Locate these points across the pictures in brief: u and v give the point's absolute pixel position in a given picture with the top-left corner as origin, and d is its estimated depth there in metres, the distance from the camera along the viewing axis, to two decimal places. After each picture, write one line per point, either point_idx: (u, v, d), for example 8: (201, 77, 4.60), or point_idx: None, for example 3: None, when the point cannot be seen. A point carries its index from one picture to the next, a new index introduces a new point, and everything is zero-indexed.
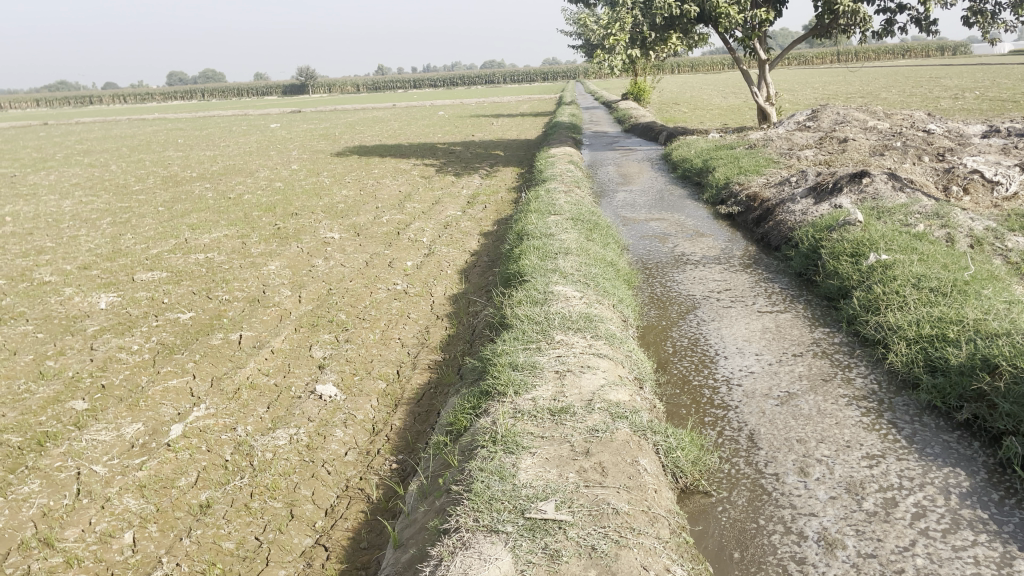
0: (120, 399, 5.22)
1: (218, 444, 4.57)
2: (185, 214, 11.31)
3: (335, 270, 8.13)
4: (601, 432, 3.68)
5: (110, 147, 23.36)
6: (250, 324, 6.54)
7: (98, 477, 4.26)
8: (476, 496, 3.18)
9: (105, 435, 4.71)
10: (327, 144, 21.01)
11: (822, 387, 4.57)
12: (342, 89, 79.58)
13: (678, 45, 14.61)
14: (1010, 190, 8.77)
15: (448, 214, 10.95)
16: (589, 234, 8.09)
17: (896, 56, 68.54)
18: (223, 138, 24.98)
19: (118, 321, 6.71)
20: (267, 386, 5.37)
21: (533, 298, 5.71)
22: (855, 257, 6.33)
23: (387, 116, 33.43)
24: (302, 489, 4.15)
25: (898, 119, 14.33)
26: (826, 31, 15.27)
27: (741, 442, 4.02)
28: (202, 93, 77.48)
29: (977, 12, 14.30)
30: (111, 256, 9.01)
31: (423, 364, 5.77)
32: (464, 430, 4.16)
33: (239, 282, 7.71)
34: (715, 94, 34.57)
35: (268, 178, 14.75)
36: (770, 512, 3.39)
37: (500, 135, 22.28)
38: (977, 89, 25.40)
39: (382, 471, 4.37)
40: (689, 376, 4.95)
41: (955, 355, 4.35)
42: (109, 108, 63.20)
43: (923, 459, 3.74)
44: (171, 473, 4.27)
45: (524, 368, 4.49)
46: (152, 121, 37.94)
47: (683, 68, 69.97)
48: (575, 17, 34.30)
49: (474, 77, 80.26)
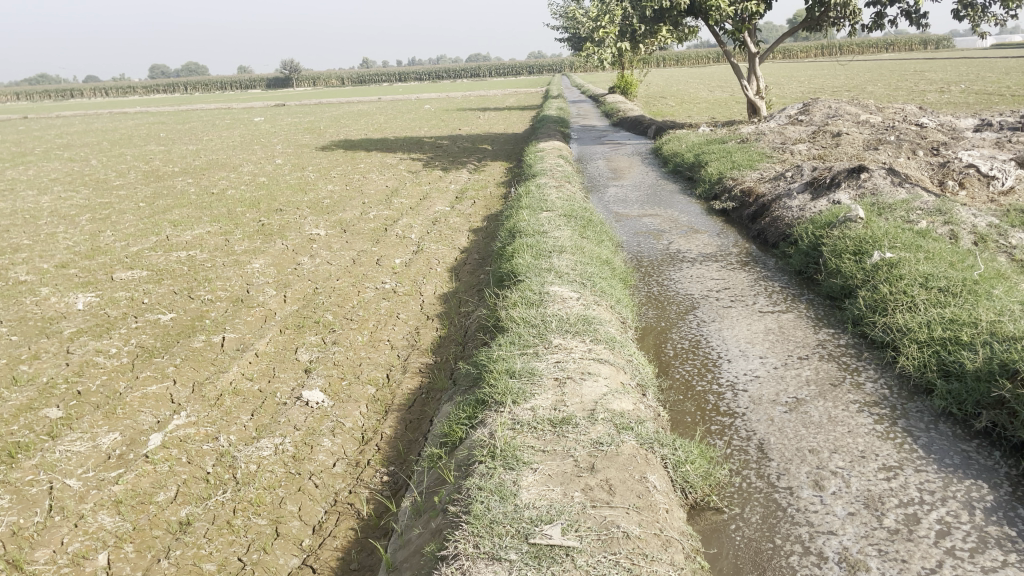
0: (97, 406, 4.97)
1: (199, 455, 4.34)
2: (166, 210, 11.01)
3: (321, 268, 7.88)
4: (606, 445, 3.48)
5: (90, 141, 22.94)
6: (233, 325, 6.30)
7: (72, 492, 4.01)
8: (475, 518, 2.96)
9: (80, 446, 4.46)
10: (312, 138, 20.79)
11: (831, 393, 4.39)
12: (327, 83, 78.87)
13: (668, 37, 14.37)
14: (1006, 185, 8.65)
15: (437, 210, 10.72)
16: (583, 231, 7.89)
17: (881, 50, 68.81)
18: (206, 131, 24.66)
19: (97, 323, 6.44)
20: (251, 392, 5.13)
21: (528, 299, 5.49)
22: (859, 256, 6.15)
23: (372, 110, 33.02)
24: (288, 504, 3.92)
25: (890, 113, 14.20)
26: (816, 23, 15.08)
27: (751, 452, 3.83)
28: (185, 88, 76.58)
29: (968, 5, 14.16)
30: (90, 254, 8.71)
31: (413, 367, 5.55)
32: (459, 441, 3.95)
33: (222, 281, 7.46)
34: (703, 87, 34.36)
35: (252, 172, 14.45)
36: (786, 531, 3.20)
37: (486, 129, 22.01)
38: (964, 83, 25.45)
39: (373, 484, 4.15)
40: (691, 380, 4.77)
41: (970, 360, 4.18)
42: (88, 103, 62.26)
43: (943, 470, 3.56)
44: (150, 488, 4.04)
45: (522, 374, 4.28)
46: (132, 115, 37.19)
47: (668, 62, 70.12)
48: (563, 9, 33.96)
49: (460, 69, 79.69)
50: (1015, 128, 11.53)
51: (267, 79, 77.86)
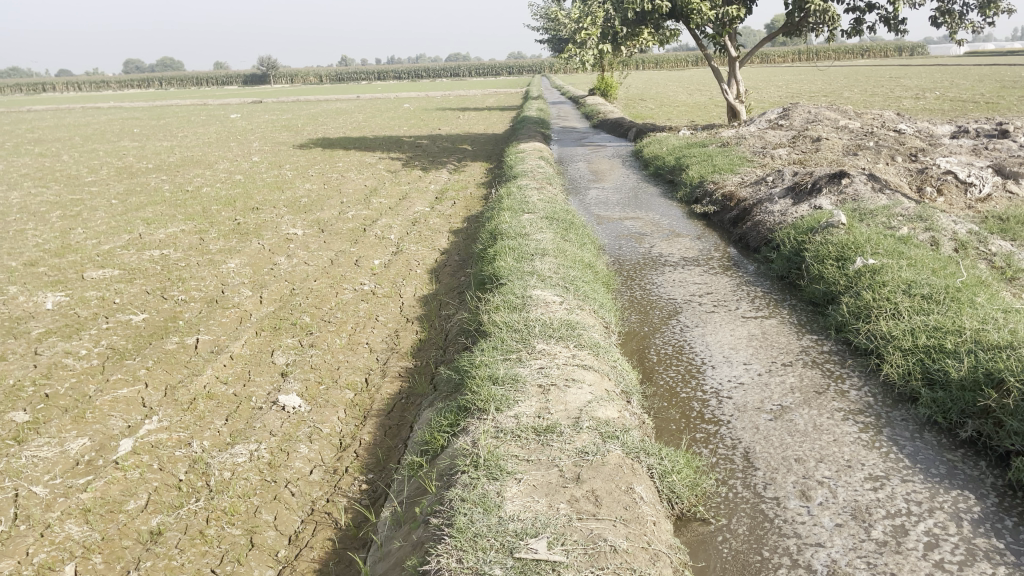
0: (65, 410, 4.81)
1: (171, 462, 4.21)
2: (139, 208, 10.76)
3: (298, 269, 7.74)
4: (592, 455, 3.42)
5: (62, 136, 22.56)
6: (208, 326, 6.15)
7: (38, 500, 3.86)
8: (458, 532, 2.87)
9: (47, 452, 4.31)
10: (289, 136, 20.49)
11: (815, 401, 4.35)
12: (305, 79, 78.15)
13: (650, 40, 14.34)
14: (983, 192, 8.72)
15: (417, 210, 10.60)
16: (565, 233, 7.82)
17: (856, 56, 69.63)
18: (182, 127, 24.24)
19: (66, 323, 6.26)
20: (225, 396, 5.00)
21: (510, 303, 5.41)
22: (841, 261, 6.13)
23: (350, 108, 32.80)
24: (263, 513, 3.81)
25: (869, 118, 14.28)
26: (795, 29, 15.15)
27: (736, 461, 3.79)
28: (161, 83, 75.68)
29: (945, 12, 14.28)
30: (60, 252, 8.50)
31: (393, 371, 5.45)
32: (440, 450, 3.86)
33: (196, 281, 7.30)
34: (683, 90, 34.32)
35: (228, 170, 14.21)
36: (774, 542, 3.15)
37: (467, 130, 21.91)
38: (938, 89, 25.77)
39: (351, 493, 4.05)
40: (675, 387, 4.71)
41: (955, 368, 4.16)
42: (57, 96, 61.00)
43: (929, 480, 3.52)
44: (119, 496, 3.90)
45: (505, 381, 4.19)
46: (106, 110, 36.70)
47: (647, 65, 70.39)
48: (543, 9, 33.98)
49: (439, 69, 79.46)
50: (992, 135, 11.65)
51: (244, 75, 77.11)
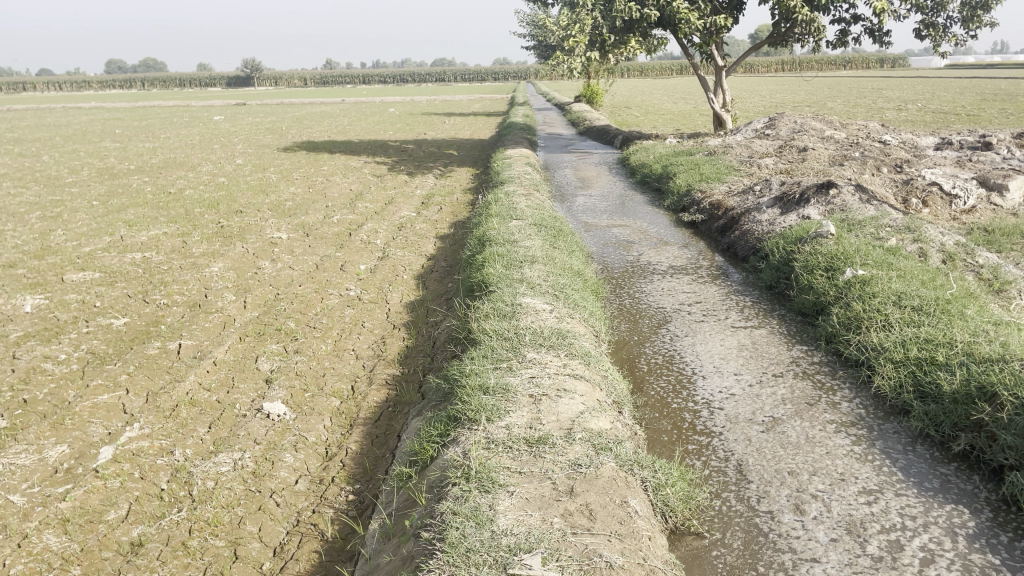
0: (44, 416, 4.70)
1: (153, 470, 4.11)
2: (121, 210, 10.63)
3: (282, 273, 7.65)
4: (585, 467, 3.37)
5: (43, 136, 22.34)
6: (191, 331, 6.04)
7: (15, 509, 3.76)
8: (450, 547, 2.81)
9: (24, 459, 4.20)
10: (273, 139, 20.36)
11: (807, 412, 4.32)
12: (290, 83, 77.73)
13: (638, 49, 14.23)
14: (968, 204, 8.78)
15: (403, 215, 10.53)
16: (553, 240, 7.77)
17: (839, 67, 70.46)
18: (164, 129, 24.04)
19: (45, 326, 6.15)
20: (208, 403, 4.90)
21: (500, 311, 5.35)
22: (830, 272, 6.13)
23: (335, 112, 32.57)
24: (246, 525, 3.72)
25: (854, 129, 14.37)
26: (781, 39, 15.22)
27: (729, 474, 3.74)
28: (144, 84, 75.20)
29: (930, 25, 14.41)
30: (39, 254, 8.35)
31: (380, 379, 5.37)
32: (430, 461, 3.80)
33: (179, 284, 7.20)
34: (667, 98, 34.53)
35: (211, 172, 14.07)
36: (769, 558, 3.11)
37: (454, 135, 21.86)
38: (919, 101, 26.03)
39: (337, 504, 3.97)
40: (666, 398, 4.67)
41: (948, 381, 4.15)
42: (36, 93, 60.49)
43: (923, 495, 3.50)
44: (99, 505, 3.80)
45: (495, 391, 4.13)
46: (89, 111, 36.48)
47: (631, 72, 70.82)
48: (530, 17, 34.11)
49: (424, 74, 79.84)
50: (975, 147, 11.74)
51: (229, 77, 76.65)
